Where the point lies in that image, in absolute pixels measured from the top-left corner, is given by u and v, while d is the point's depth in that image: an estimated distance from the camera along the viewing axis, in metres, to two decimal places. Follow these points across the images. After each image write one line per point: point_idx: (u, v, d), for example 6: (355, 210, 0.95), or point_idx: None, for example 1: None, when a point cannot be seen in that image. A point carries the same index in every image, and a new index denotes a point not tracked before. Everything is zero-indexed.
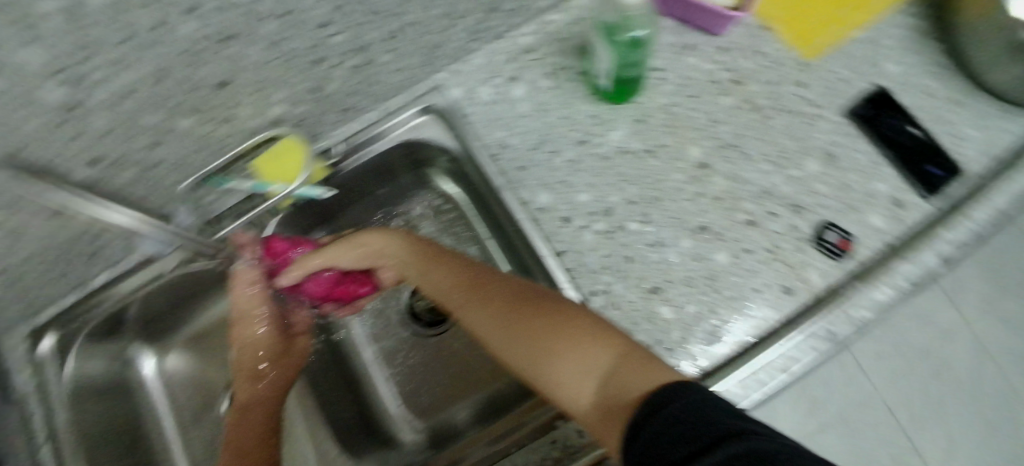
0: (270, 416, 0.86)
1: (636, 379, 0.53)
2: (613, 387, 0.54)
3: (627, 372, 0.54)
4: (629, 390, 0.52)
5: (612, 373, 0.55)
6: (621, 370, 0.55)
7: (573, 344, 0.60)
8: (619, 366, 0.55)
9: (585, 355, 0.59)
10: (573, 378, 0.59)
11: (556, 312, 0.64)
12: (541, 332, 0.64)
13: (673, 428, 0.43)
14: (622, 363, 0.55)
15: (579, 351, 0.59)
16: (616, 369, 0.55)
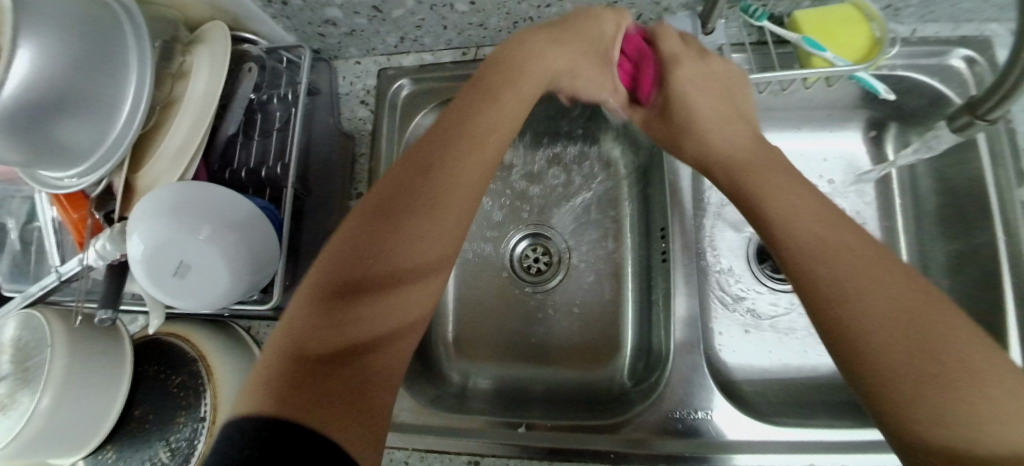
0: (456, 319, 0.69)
1: (416, 302, 0.34)
2: (384, 225, 0.34)
3: (410, 241, 0.34)
4: (394, 302, 0.33)
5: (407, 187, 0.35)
6: (434, 264, 0.35)
7: (427, 180, 0.35)
8: (421, 226, 0.34)
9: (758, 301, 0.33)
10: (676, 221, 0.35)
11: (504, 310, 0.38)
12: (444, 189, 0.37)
13: (303, 357, 0.29)
14: (416, 223, 0.34)
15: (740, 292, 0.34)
16: (435, 200, 0.35)
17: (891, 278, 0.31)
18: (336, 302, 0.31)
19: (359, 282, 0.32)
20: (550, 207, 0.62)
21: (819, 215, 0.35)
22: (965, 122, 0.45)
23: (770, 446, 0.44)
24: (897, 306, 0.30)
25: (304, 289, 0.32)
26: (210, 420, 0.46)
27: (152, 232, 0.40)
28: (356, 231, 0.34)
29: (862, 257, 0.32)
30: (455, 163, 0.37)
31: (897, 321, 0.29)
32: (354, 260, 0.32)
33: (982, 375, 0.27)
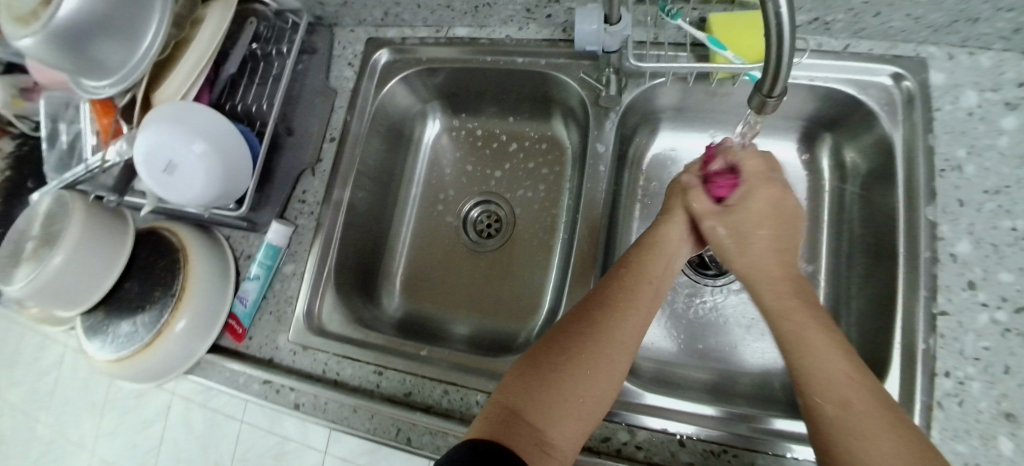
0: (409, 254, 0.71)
1: (604, 377, 0.41)
2: (582, 334, 0.43)
3: (603, 347, 0.42)
4: (595, 380, 0.41)
5: (558, 345, 0.42)
6: (619, 358, 0.42)
7: (637, 284, 0.45)
8: (610, 336, 0.42)
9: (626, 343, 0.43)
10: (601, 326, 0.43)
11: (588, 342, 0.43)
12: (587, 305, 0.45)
13: (493, 418, 0.39)
14: (615, 340, 0.42)
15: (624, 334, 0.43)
16: (620, 325, 0.43)
17: (829, 347, 0.39)
18: (535, 381, 0.41)
19: (547, 369, 0.41)
20: (505, 178, 0.68)
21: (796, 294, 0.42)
22: (755, 104, 0.32)
23: (620, 401, 0.50)
24: (836, 385, 0.37)
25: (500, 397, 0.41)
26: (179, 294, 0.59)
27: (151, 137, 0.52)
28: (552, 353, 0.42)
29: (804, 336, 0.40)
30: (640, 295, 0.45)
31: (858, 383, 0.37)
32: (544, 381, 0.40)
33: (872, 433, 0.34)
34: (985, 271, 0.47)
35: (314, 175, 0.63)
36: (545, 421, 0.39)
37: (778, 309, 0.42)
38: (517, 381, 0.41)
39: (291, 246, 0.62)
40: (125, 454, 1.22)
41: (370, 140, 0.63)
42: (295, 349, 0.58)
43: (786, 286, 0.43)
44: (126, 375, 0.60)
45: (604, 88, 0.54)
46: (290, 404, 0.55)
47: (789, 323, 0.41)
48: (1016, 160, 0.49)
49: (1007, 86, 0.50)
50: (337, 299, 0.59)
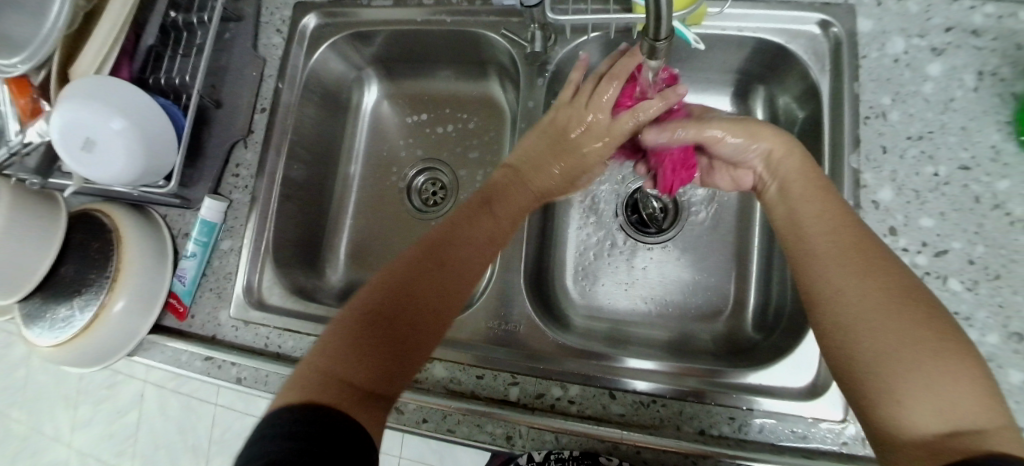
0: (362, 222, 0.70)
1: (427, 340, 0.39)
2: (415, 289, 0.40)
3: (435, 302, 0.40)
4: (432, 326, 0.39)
5: (403, 288, 0.39)
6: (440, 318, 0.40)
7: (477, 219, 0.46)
8: (443, 295, 0.40)
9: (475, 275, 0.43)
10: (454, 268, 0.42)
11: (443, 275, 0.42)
12: (434, 247, 0.42)
13: (307, 383, 0.32)
14: (453, 284, 0.41)
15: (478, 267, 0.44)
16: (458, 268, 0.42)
17: (863, 277, 0.33)
18: (364, 340, 0.36)
19: (381, 323, 0.37)
20: (448, 146, 0.69)
21: (828, 217, 0.37)
22: (646, 47, 0.33)
23: (557, 357, 0.51)
24: (882, 313, 0.31)
25: (316, 361, 0.34)
26: (114, 275, 0.58)
27: (63, 111, 0.49)
28: (396, 300, 0.38)
29: (840, 262, 0.34)
30: (462, 249, 0.43)
31: (905, 311, 0.31)
32: (389, 334, 0.37)
33: (923, 350, 0.29)
34: (907, 217, 0.47)
35: (246, 147, 0.61)
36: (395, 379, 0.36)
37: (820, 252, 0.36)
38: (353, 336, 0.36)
39: (228, 221, 0.61)
40: (100, 444, 1.22)
41: (303, 109, 0.62)
42: (236, 324, 0.58)
43: (828, 210, 0.38)
44: (67, 361, 0.58)
45: (530, 44, 0.53)
46: (232, 378, 0.55)
47: (816, 248, 0.36)
48: (939, 105, 0.49)
49: (933, 32, 0.51)
50: (277, 272, 0.59)
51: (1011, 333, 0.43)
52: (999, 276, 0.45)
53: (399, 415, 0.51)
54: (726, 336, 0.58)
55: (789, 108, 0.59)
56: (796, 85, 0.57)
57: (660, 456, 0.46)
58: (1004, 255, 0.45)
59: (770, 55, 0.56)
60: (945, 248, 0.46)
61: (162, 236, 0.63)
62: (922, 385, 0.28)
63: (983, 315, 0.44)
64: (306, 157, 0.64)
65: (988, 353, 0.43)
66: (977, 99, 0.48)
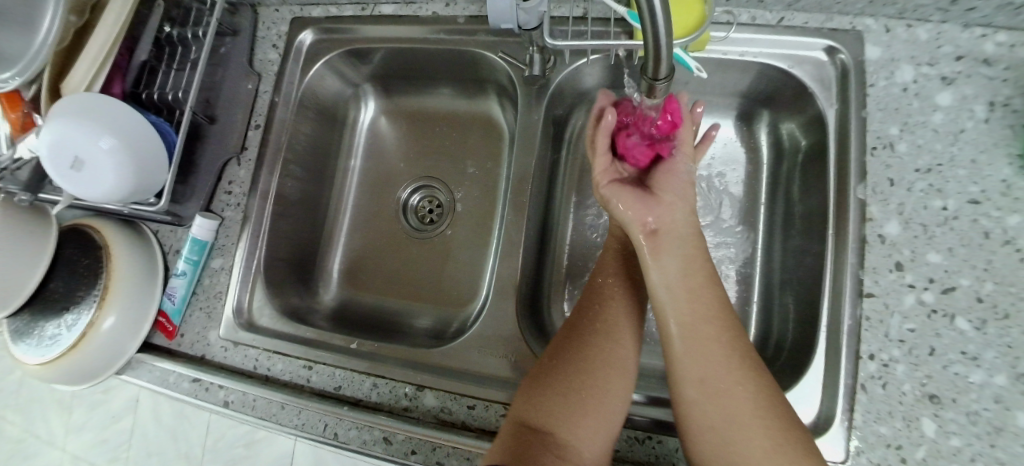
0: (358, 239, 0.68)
1: (606, 413, 0.40)
2: (582, 344, 0.44)
3: (601, 369, 0.42)
4: (602, 387, 0.41)
5: (557, 357, 0.44)
6: (623, 380, 0.42)
7: (610, 284, 0.48)
8: (607, 361, 0.43)
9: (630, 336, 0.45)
10: (615, 339, 0.44)
11: (594, 337, 0.44)
12: (582, 318, 0.46)
13: (509, 441, 0.39)
14: (609, 348, 0.44)
15: (631, 326, 0.46)
16: (606, 328, 0.45)
17: (738, 378, 0.38)
18: (540, 401, 0.41)
19: (533, 390, 0.42)
20: (446, 165, 0.68)
21: (717, 321, 0.40)
22: (645, 87, 0.32)
23: None
24: (739, 425, 0.36)
25: (510, 418, 0.41)
26: (103, 293, 0.57)
27: (52, 126, 0.48)
28: (556, 365, 0.43)
29: (702, 360, 0.39)
30: (620, 312, 0.46)
31: (763, 412, 0.36)
32: (546, 401, 0.41)
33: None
34: (914, 252, 0.46)
35: (239, 164, 0.61)
36: (573, 438, 0.39)
37: (724, 396, 0.37)
38: (522, 404, 0.41)
39: (219, 239, 0.59)
40: (94, 450, 1.21)
41: (298, 125, 0.62)
42: (225, 345, 0.57)
43: (716, 306, 0.41)
44: (53, 379, 0.57)
45: (528, 67, 0.52)
46: (219, 401, 0.54)
47: (701, 349, 0.39)
48: (949, 137, 0.48)
49: (943, 60, 0.49)
50: (268, 292, 0.58)
51: (1021, 375, 0.42)
52: (1008, 315, 0.43)
53: (387, 446, 0.48)
54: None
55: (793, 132, 0.58)
56: (802, 109, 0.55)
57: None
58: (1013, 293, 0.43)
59: (774, 79, 0.55)
60: (953, 285, 0.45)
61: (151, 250, 0.62)
62: None
63: (991, 356, 0.43)
64: (301, 173, 0.63)
65: (996, 396, 0.42)
66: (987, 131, 0.47)
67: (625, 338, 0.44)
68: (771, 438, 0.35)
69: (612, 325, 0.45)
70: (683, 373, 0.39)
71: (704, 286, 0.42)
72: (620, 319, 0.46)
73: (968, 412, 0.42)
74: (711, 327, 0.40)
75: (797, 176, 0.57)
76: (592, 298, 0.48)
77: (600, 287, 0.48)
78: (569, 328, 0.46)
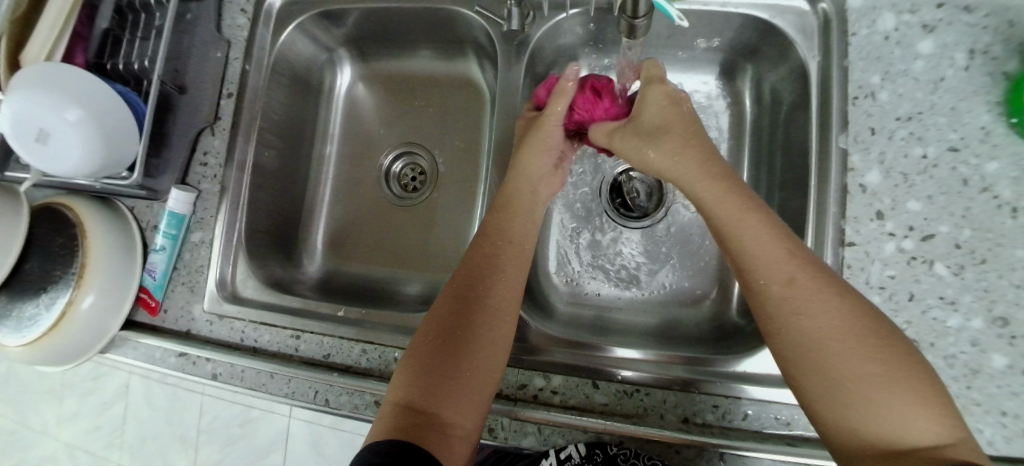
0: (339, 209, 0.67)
1: (477, 388, 0.39)
2: (461, 314, 0.42)
3: (477, 341, 0.41)
4: (477, 359, 0.40)
5: (457, 323, 0.41)
6: (494, 346, 0.41)
7: (496, 248, 0.46)
8: (484, 331, 0.41)
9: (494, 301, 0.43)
10: (468, 306, 0.42)
11: (470, 309, 0.42)
12: (467, 284, 0.44)
13: (389, 420, 0.37)
14: (485, 319, 0.42)
15: (507, 296, 0.44)
16: (492, 296, 0.43)
17: (825, 297, 0.35)
18: (432, 377, 0.39)
19: (433, 375, 0.39)
20: (427, 130, 0.67)
21: (778, 245, 0.37)
22: (625, 27, 0.31)
23: (537, 346, 0.50)
24: (834, 344, 0.33)
25: (392, 395, 0.39)
26: (81, 270, 0.56)
27: (16, 98, 0.47)
28: (442, 334, 0.41)
29: (795, 291, 0.36)
30: (497, 280, 0.44)
31: (850, 332, 0.34)
32: (442, 375, 0.39)
33: (894, 393, 0.31)
34: (894, 201, 0.46)
35: (214, 134, 0.59)
36: (444, 408, 0.37)
37: (807, 322, 0.35)
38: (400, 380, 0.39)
39: (198, 213, 0.58)
40: (90, 436, 1.21)
41: (272, 94, 0.60)
42: (211, 318, 0.56)
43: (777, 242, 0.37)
44: (38, 360, 0.56)
45: (507, 22, 0.51)
46: (208, 374, 0.54)
47: (779, 276, 0.36)
48: (930, 85, 0.47)
49: (925, 7, 0.49)
50: (251, 264, 0.57)
51: (995, 318, 0.43)
52: (984, 260, 0.44)
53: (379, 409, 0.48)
54: (712, 320, 0.57)
55: (776, 86, 0.57)
56: (784, 62, 0.55)
57: (642, 445, 0.46)
58: (990, 239, 0.44)
59: (757, 32, 0.54)
60: (932, 232, 0.45)
61: (128, 225, 0.61)
62: (882, 414, 0.31)
63: (968, 300, 0.44)
64: (278, 143, 0.62)
65: (972, 339, 0.43)
66: (967, 78, 0.47)
67: (499, 307, 0.43)
68: (869, 356, 0.33)
69: (451, 293, 0.44)
70: (770, 309, 0.36)
71: (749, 210, 0.39)
72: (466, 285, 0.44)
73: (946, 355, 0.43)
74: (780, 258, 0.37)
75: (780, 131, 0.57)
76: (460, 269, 0.45)
77: (484, 251, 0.46)
78: (452, 297, 0.44)
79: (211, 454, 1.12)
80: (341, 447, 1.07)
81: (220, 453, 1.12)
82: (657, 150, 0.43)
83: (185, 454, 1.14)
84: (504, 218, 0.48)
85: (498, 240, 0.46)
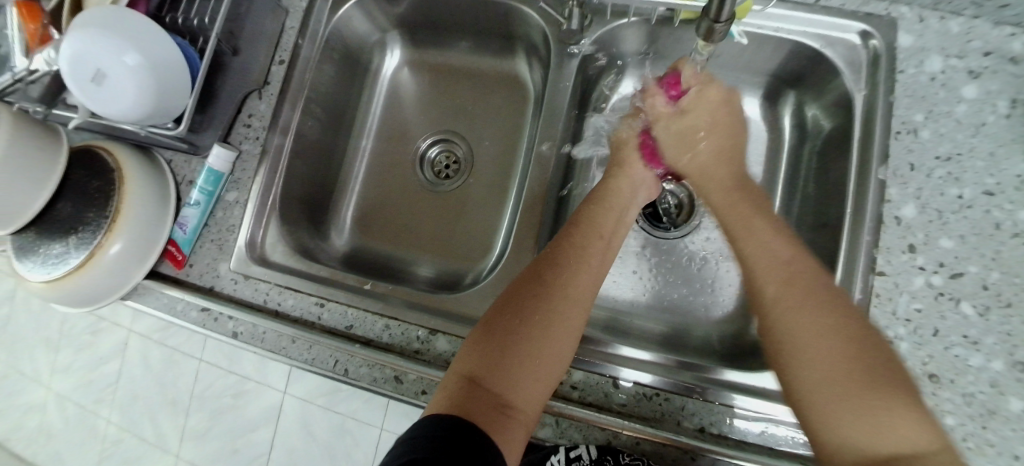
0: (371, 186, 0.68)
1: (546, 376, 0.39)
2: (539, 298, 0.42)
3: (554, 326, 0.41)
4: (552, 344, 0.40)
5: (534, 306, 0.42)
6: (567, 335, 0.41)
7: (585, 240, 0.46)
8: (560, 319, 0.41)
9: (573, 292, 0.43)
10: (549, 291, 0.42)
11: (549, 294, 0.42)
12: (548, 269, 0.44)
13: (455, 389, 0.37)
14: (563, 306, 0.42)
15: (586, 289, 0.44)
16: (572, 286, 0.43)
17: (807, 294, 0.37)
18: (503, 353, 0.39)
19: (502, 352, 0.39)
20: (467, 120, 0.68)
21: (780, 247, 0.41)
22: (704, 28, 0.32)
23: None
24: (815, 335, 0.35)
25: (458, 365, 0.39)
26: (114, 215, 0.56)
27: (75, 37, 0.47)
28: (519, 313, 0.41)
29: (784, 288, 0.38)
30: (580, 273, 0.44)
31: (835, 329, 0.35)
32: (512, 353, 0.39)
33: (874, 391, 0.32)
34: (926, 237, 0.47)
35: (262, 98, 0.60)
36: (511, 387, 0.38)
37: (793, 316, 0.37)
38: (468, 353, 0.40)
39: (235, 173, 0.59)
40: (80, 390, 1.20)
41: (323, 65, 0.61)
42: (235, 278, 0.57)
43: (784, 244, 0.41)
44: (59, 298, 0.56)
45: (566, 21, 0.52)
46: (229, 332, 0.54)
47: (775, 274, 0.40)
48: (971, 128, 0.49)
49: (972, 54, 0.50)
50: (282, 229, 0.58)
51: (1016, 362, 0.44)
52: (1010, 304, 0.45)
53: (398, 385, 0.49)
54: (731, 337, 0.57)
55: (817, 115, 0.58)
56: (828, 92, 0.56)
57: (658, 449, 0.46)
58: (1017, 284, 0.45)
59: (805, 60, 0.56)
60: (960, 271, 0.46)
61: (165, 178, 0.61)
62: (861, 412, 0.31)
63: (991, 341, 0.44)
64: (321, 115, 0.63)
65: (992, 380, 0.43)
66: (1008, 126, 0.48)
67: (577, 299, 0.43)
68: (849, 355, 0.33)
69: (532, 276, 0.44)
70: (767, 305, 0.39)
71: (762, 220, 0.44)
72: (547, 269, 0.44)
73: (964, 393, 0.43)
74: (776, 264, 0.40)
75: (817, 159, 0.58)
76: (544, 254, 0.46)
77: (567, 241, 0.46)
78: (531, 279, 0.44)
79: (199, 422, 1.11)
80: (330, 431, 1.05)
81: (208, 423, 1.11)
82: (692, 155, 0.51)
83: (174, 418, 1.13)
84: (582, 218, 0.49)
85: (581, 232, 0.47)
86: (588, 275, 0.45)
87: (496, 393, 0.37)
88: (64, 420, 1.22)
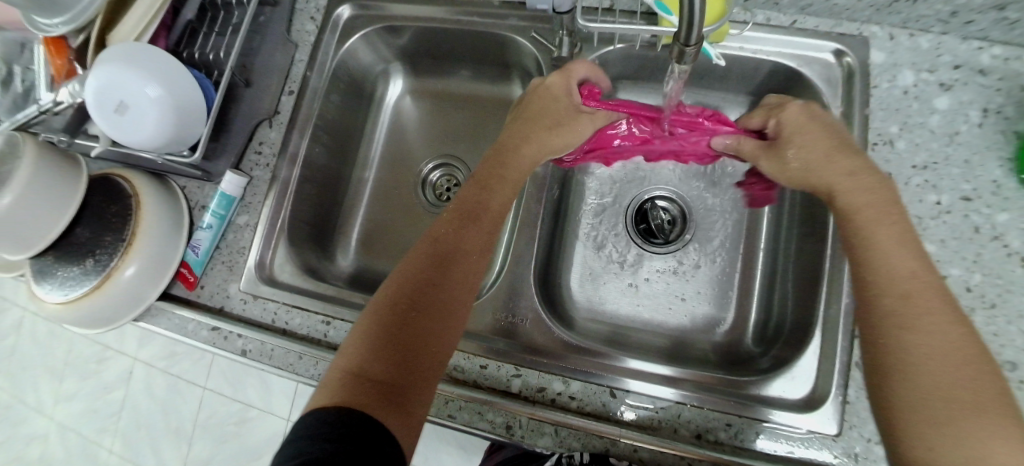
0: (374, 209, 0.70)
1: (436, 370, 0.40)
2: (425, 289, 0.42)
3: (443, 319, 0.41)
4: (438, 336, 0.40)
5: (421, 300, 0.41)
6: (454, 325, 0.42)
7: (465, 228, 0.46)
8: (448, 311, 0.42)
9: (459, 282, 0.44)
10: (435, 283, 0.42)
11: (433, 286, 0.42)
12: (437, 260, 0.44)
13: (340, 387, 0.36)
14: (447, 297, 0.42)
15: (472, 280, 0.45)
16: (458, 278, 0.44)
17: (943, 317, 0.35)
18: (394, 347, 0.38)
19: (398, 348, 0.38)
20: (466, 144, 0.71)
21: (901, 259, 0.38)
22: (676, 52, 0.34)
23: (557, 352, 0.51)
24: (942, 361, 0.33)
25: (342, 363, 0.38)
26: (130, 239, 0.58)
27: (106, 72, 0.51)
28: (406, 307, 0.40)
29: (913, 294, 0.36)
30: (466, 262, 0.45)
31: (962, 359, 0.33)
32: (406, 348, 0.38)
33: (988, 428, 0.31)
34: None
35: (271, 126, 0.64)
36: (405, 382, 0.37)
37: (933, 338, 0.34)
38: (356, 349, 0.38)
39: (246, 197, 0.62)
40: (84, 420, 1.20)
41: (330, 94, 0.64)
42: (244, 298, 0.59)
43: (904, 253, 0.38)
44: (74, 320, 0.58)
45: (557, 48, 0.56)
46: (237, 350, 0.56)
47: (897, 288, 0.37)
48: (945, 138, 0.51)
49: (942, 68, 0.53)
50: (290, 250, 0.60)
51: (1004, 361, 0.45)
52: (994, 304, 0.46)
53: None
54: (727, 347, 0.59)
55: None
56: None
57: (656, 457, 0.46)
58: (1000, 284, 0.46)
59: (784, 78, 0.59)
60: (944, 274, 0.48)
61: (179, 203, 0.64)
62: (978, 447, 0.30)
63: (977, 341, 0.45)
64: (327, 140, 0.66)
65: None
66: (980, 135, 0.51)
67: (463, 289, 0.44)
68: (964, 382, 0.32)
69: (416, 267, 0.43)
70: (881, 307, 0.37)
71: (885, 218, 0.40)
72: (431, 262, 0.43)
73: None
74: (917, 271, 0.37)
75: None
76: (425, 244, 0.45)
77: (453, 230, 0.46)
78: (416, 270, 0.43)
79: (202, 451, 1.10)
80: None
81: (211, 450, 1.10)
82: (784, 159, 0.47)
83: (177, 447, 1.13)
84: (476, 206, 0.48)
85: (470, 220, 0.47)
86: (475, 265, 0.45)
87: (397, 391, 0.36)
88: (67, 451, 1.22)
